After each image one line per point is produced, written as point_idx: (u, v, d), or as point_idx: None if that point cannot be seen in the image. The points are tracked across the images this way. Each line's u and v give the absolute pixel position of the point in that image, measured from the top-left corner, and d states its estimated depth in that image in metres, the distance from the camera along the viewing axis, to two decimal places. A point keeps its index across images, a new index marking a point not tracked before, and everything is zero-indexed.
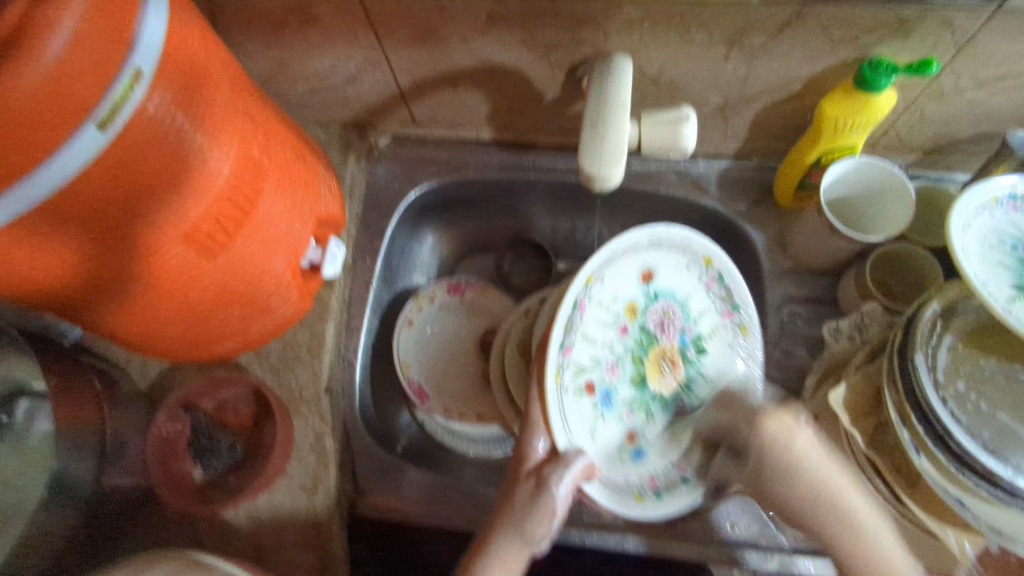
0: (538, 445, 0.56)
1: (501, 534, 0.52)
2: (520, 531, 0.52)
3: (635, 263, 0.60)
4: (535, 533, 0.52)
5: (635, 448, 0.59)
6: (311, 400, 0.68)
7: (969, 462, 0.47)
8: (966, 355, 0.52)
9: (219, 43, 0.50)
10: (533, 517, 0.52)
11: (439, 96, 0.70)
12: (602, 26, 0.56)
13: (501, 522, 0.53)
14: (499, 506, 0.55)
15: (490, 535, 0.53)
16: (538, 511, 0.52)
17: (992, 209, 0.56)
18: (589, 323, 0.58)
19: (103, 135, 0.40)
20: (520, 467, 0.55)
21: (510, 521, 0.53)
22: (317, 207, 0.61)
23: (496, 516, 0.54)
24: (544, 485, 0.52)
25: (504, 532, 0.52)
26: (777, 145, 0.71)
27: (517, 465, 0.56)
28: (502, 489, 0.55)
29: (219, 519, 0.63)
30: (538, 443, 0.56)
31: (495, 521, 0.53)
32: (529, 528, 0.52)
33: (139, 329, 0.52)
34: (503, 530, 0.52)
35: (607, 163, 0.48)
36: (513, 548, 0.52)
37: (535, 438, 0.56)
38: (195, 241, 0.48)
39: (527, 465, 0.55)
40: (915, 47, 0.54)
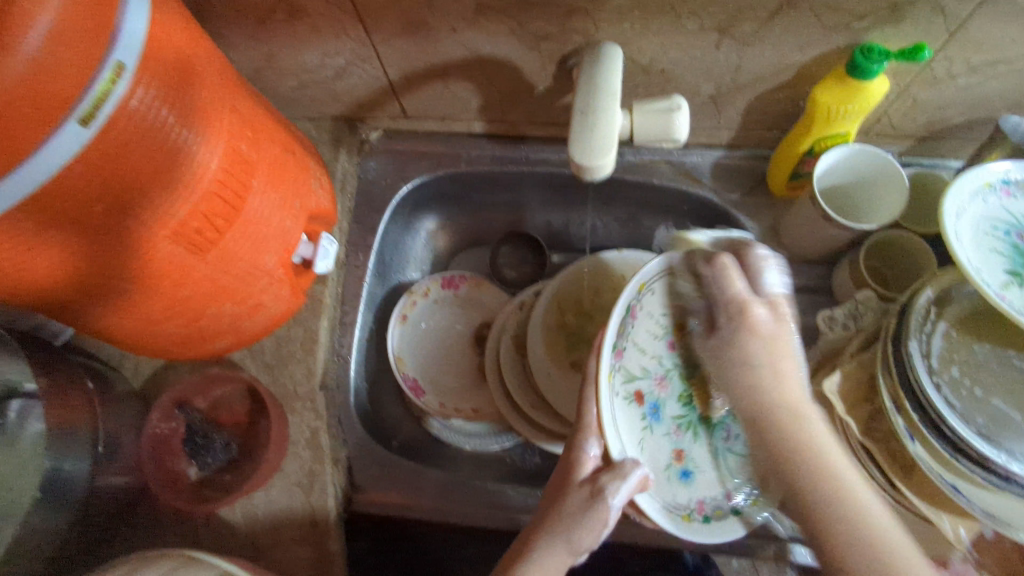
0: (591, 451, 0.54)
1: (546, 544, 0.51)
2: (568, 539, 0.50)
3: (693, 274, 0.54)
4: (583, 542, 0.50)
5: (682, 468, 0.53)
6: (305, 397, 0.68)
7: (964, 448, 0.47)
8: (961, 341, 0.52)
9: (204, 37, 0.49)
10: (584, 525, 0.50)
11: (430, 89, 0.69)
12: (592, 15, 0.55)
13: (547, 529, 0.52)
14: (547, 509, 0.53)
15: (535, 542, 0.51)
16: (588, 520, 0.50)
17: (986, 194, 0.55)
18: (642, 332, 0.53)
19: (85, 131, 0.39)
20: (572, 475, 0.53)
21: (557, 529, 0.51)
22: (308, 202, 0.61)
23: (545, 519, 0.52)
24: (599, 494, 0.50)
25: (549, 540, 0.51)
26: (769, 134, 0.70)
27: (569, 471, 0.54)
28: (550, 494, 0.54)
29: (216, 517, 0.63)
30: (591, 449, 0.54)
31: (545, 525, 0.52)
32: (579, 538, 0.50)
33: (130, 326, 0.52)
34: (547, 538, 0.51)
35: (598, 153, 0.47)
36: (556, 558, 0.50)
37: (588, 443, 0.54)
38: (183, 237, 0.47)
39: (582, 472, 0.53)
40: (906, 33, 0.53)
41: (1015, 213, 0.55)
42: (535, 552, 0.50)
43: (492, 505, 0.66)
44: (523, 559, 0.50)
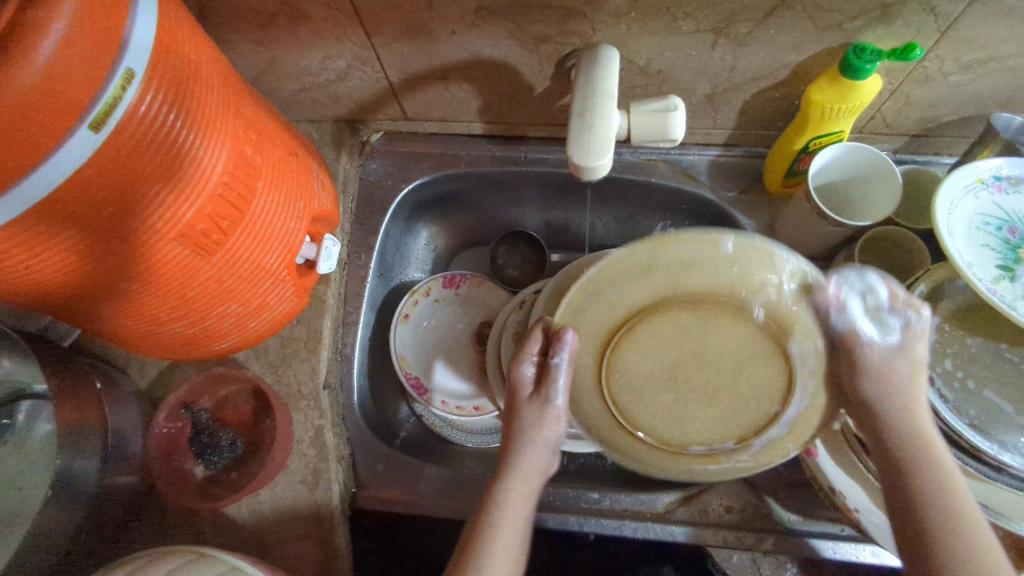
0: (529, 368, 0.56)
1: (511, 479, 0.53)
2: (535, 447, 0.54)
3: None
4: (548, 438, 0.54)
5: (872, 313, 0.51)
6: (310, 395, 0.69)
7: (955, 438, 0.49)
8: (953, 335, 0.53)
9: (208, 43, 0.50)
10: (543, 429, 0.54)
11: (430, 91, 0.70)
12: (589, 18, 0.56)
13: (512, 464, 0.54)
14: (508, 420, 0.57)
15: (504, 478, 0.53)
16: (547, 422, 0.54)
17: (978, 189, 0.56)
18: None
19: (95, 136, 0.40)
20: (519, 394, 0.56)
21: (522, 456, 0.54)
22: (311, 204, 0.62)
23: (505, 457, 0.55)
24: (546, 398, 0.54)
25: (522, 449, 0.54)
26: (765, 132, 0.71)
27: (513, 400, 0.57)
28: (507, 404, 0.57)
29: (222, 514, 0.64)
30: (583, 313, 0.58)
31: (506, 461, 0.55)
32: (539, 452, 0.54)
33: (137, 327, 0.53)
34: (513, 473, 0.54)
35: (596, 151, 0.48)
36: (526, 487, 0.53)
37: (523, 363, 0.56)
38: (190, 239, 0.48)
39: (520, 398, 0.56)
40: (899, 32, 0.54)
41: (1006, 208, 0.56)
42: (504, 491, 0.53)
43: None
44: (493, 506, 0.52)
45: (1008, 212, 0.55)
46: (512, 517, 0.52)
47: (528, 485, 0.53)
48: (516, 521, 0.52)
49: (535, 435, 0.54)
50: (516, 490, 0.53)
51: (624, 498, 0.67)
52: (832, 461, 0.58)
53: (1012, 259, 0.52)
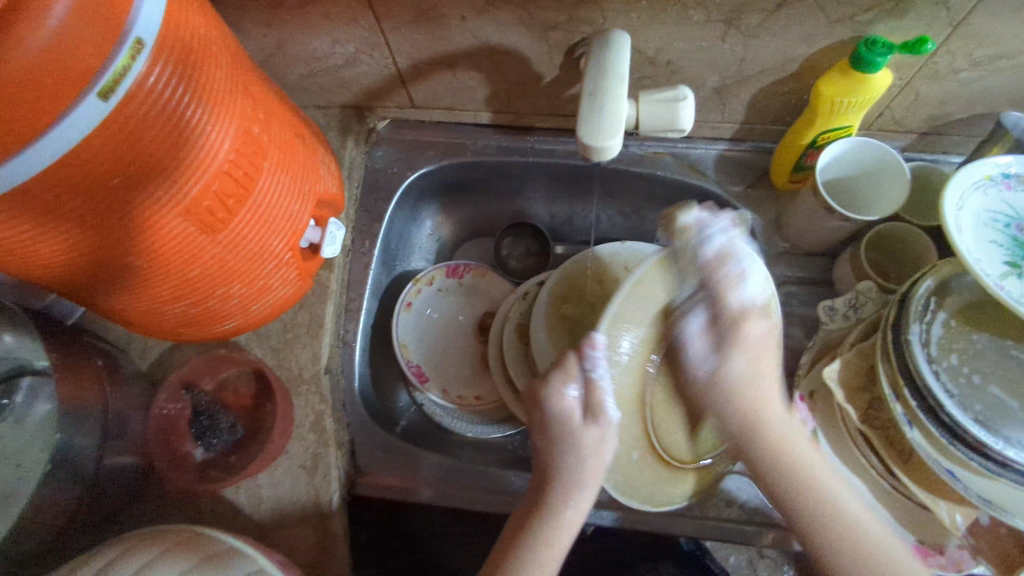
0: (569, 392, 0.54)
1: (557, 504, 0.52)
2: (585, 479, 0.53)
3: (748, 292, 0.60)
4: (591, 467, 0.53)
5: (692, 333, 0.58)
6: (310, 380, 0.69)
7: (960, 433, 0.48)
8: (959, 331, 0.52)
9: (218, 20, 0.50)
10: (589, 458, 0.53)
11: (438, 78, 0.70)
12: (600, 6, 0.56)
13: (557, 490, 0.53)
14: (546, 449, 0.54)
15: (549, 502, 0.52)
16: (595, 451, 0.53)
17: (985, 186, 0.56)
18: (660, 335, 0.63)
19: (103, 104, 0.40)
20: (562, 422, 0.53)
21: (567, 483, 0.53)
22: (317, 187, 0.62)
23: (545, 478, 0.54)
24: (592, 418, 0.54)
25: (573, 482, 0.53)
26: (773, 127, 0.71)
27: (550, 423, 0.54)
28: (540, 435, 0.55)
29: (220, 497, 0.63)
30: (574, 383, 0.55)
31: (547, 484, 0.53)
32: (583, 478, 0.53)
33: (140, 305, 0.53)
34: (557, 497, 0.52)
35: (604, 135, 0.48)
36: (572, 514, 0.52)
37: (565, 386, 0.54)
38: (195, 215, 0.48)
39: (564, 416, 0.53)
40: (911, 26, 0.54)
41: (1014, 205, 0.55)
42: (553, 512, 0.52)
43: (494, 491, 0.67)
44: (542, 522, 0.52)
45: (1016, 211, 0.55)
46: (557, 538, 0.51)
47: (575, 511, 0.52)
48: (562, 541, 0.52)
49: (580, 462, 0.53)
50: (564, 512, 0.52)
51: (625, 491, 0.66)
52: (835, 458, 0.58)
53: (1019, 256, 0.52)
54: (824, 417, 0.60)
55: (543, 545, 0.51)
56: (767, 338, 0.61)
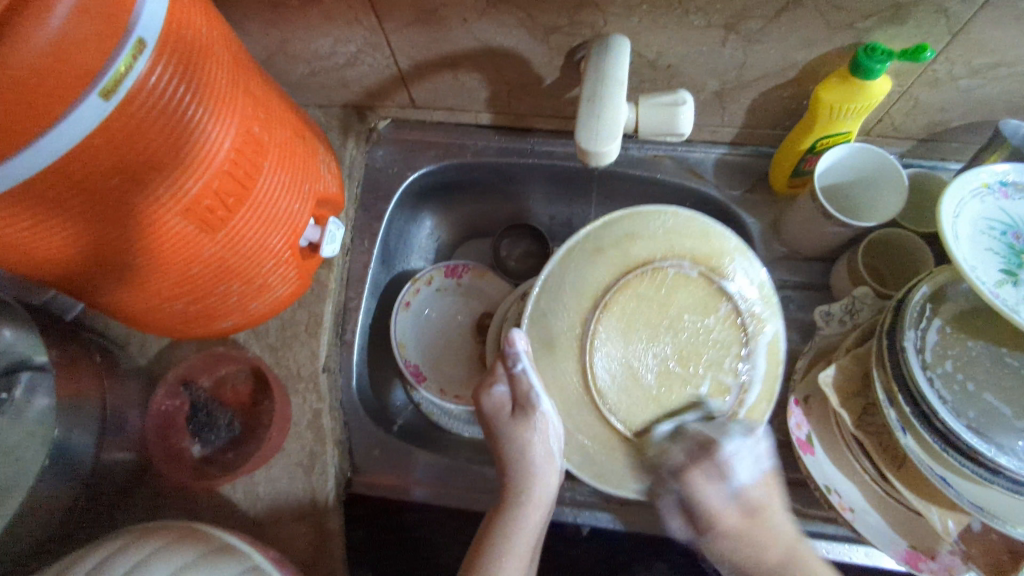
0: (499, 389, 0.58)
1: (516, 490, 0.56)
2: (533, 465, 0.56)
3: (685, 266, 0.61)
4: (538, 450, 0.56)
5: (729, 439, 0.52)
6: (308, 378, 0.69)
7: (953, 440, 0.49)
8: (955, 338, 0.53)
9: (220, 20, 0.50)
10: (536, 443, 0.56)
11: (439, 79, 0.70)
12: (601, 10, 0.56)
13: (513, 480, 0.56)
14: (494, 443, 0.59)
15: (508, 493, 0.56)
16: (537, 437, 0.56)
17: (983, 194, 0.56)
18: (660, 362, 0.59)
19: (105, 104, 0.40)
20: (499, 418, 0.57)
21: (524, 473, 0.56)
22: (317, 186, 0.62)
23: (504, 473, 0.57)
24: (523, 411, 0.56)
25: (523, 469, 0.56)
26: (773, 132, 0.71)
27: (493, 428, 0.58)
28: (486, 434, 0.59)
29: (216, 493, 0.64)
30: (499, 386, 0.58)
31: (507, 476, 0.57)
32: (533, 463, 0.56)
33: (139, 302, 0.53)
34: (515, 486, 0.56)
35: (602, 139, 0.48)
36: (532, 500, 0.55)
37: (494, 385, 0.58)
38: (195, 214, 0.48)
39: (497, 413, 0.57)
40: (910, 33, 0.54)
41: (1011, 214, 0.56)
42: (515, 501, 0.55)
43: (490, 490, 0.67)
44: (505, 512, 0.55)
45: (1013, 219, 0.55)
46: (524, 525, 0.54)
47: (535, 498, 0.55)
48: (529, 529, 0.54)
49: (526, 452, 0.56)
50: (523, 497, 0.55)
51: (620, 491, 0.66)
52: (829, 463, 0.58)
53: (1014, 265, 0.52)
54: (819, 421, 0.60)
55: (508, 535, 0.53)
56: (731, 306, 0.60)
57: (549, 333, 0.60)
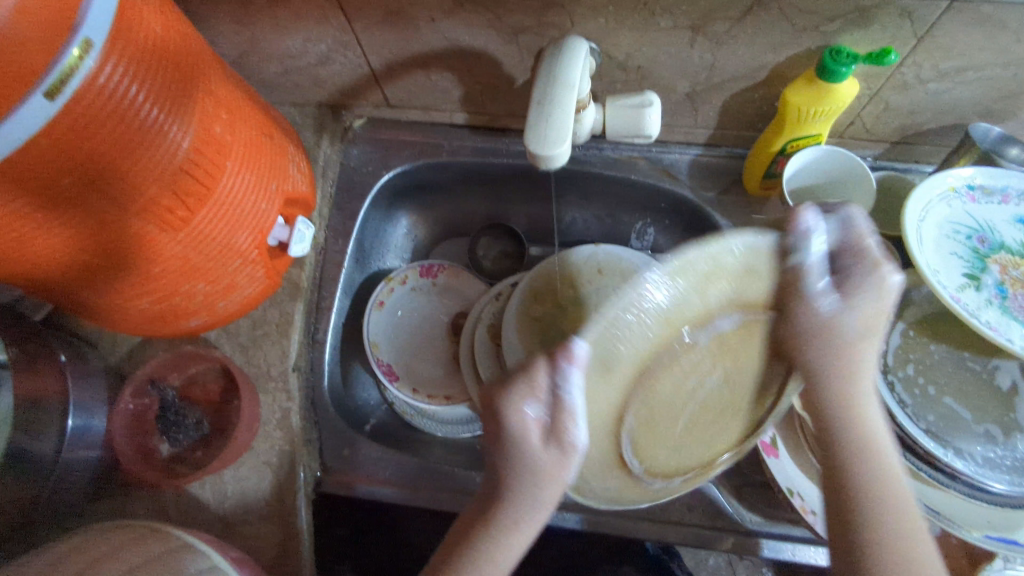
0: (531, 412, 0.44)
1: (504, 530, 0.45)
2: (539, 511, 0.44)
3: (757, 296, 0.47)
4: (550, 492, 0.43)
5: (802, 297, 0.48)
6: (278, 378, 0.69)
7: (911, 444, 0.49)
8: (917, 342, 0.53)
9: (181, 19, 0.51)
10: (548, 486, 0.43)
11: (411, 78, 0.70)
12: (567, 10, 0.56)
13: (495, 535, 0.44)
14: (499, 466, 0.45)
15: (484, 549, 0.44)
16: (563, 475, 0.43)
17: (952, 198, 0.56)
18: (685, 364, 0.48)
19: (51, 104, 0.40)
20: (526, 446, 0.43)
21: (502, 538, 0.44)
22: (285, 186, 0.62)
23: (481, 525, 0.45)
24: (557, 442, 0.43)
25: (524, 510, 0.44)
26: (745, 133, 0.71)
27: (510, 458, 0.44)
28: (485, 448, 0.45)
29: (184, 492, 0.64)
30: (529, 408, 0.44)
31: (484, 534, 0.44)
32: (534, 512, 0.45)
33: (102, 302, 0.54)
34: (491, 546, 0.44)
35: (552, 141, 0.48)
36: (519, 540, 0.45)
37: (526, 403, 0.43)
38: (152, 214, 0.48)
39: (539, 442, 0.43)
40: (876, 37, 0.54)
41: (979, 218, 0.55)
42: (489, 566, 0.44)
43: (458, 491, 0.68)
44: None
45: (981, 224, 0.55)
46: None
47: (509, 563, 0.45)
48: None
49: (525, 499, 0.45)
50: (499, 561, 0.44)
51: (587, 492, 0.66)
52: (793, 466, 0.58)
53: (977, 271, 0.52)
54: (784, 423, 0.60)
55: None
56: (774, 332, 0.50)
57: (612, 354, 0.43)
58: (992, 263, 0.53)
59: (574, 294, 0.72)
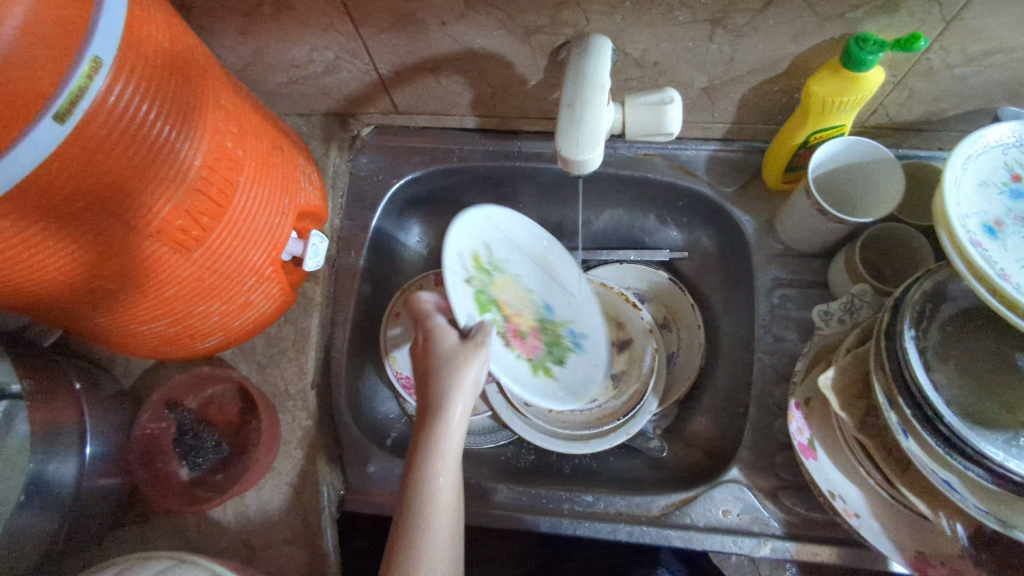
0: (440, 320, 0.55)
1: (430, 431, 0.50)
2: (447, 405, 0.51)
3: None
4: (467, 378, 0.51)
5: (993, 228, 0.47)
6: (297, 396, 0.68)
7: (960, 444, 0.46)
8: (956, 337, 0.51)
9: (189, 34, 0.49)
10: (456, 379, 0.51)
11: (420, 84, 0.68)
12: (582, 8, 0.54)
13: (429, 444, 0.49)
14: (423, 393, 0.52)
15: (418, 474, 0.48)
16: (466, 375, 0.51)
17: (1009, 146, 0.51)
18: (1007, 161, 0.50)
19: (60, 128, 0.39)
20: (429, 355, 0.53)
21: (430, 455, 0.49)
22: (298, 200, 0.60)
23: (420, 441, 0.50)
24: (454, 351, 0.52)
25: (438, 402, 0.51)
26: (764, 127, 0.69)
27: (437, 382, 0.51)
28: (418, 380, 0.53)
29: (207, 517, 0.63)
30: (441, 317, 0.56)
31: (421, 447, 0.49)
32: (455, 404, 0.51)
33: (115, 327, 0.52)
34: (420, 494, 0.47)
35: (584, 146, 0.47)
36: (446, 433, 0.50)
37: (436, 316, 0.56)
38: (167, 235, 0.47)
39: (445, 349, 0.53)
40: (903, 23, 0.53)
41: (1019, 176, 0.50)
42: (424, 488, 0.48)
43: (489, 506, 0.66)
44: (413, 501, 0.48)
45: (1016, 174, 0.50)
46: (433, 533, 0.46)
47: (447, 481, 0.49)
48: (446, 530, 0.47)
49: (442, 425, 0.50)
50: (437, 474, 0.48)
51: (619, 501, 0.64)
52: (833, 469, 0.56)
53: (983, 222, 0.47)
54: (821, 425, 0.57)
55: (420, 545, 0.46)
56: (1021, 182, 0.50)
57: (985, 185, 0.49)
58: (996, 218, 0.48)
59: (497, 264, 0.64)
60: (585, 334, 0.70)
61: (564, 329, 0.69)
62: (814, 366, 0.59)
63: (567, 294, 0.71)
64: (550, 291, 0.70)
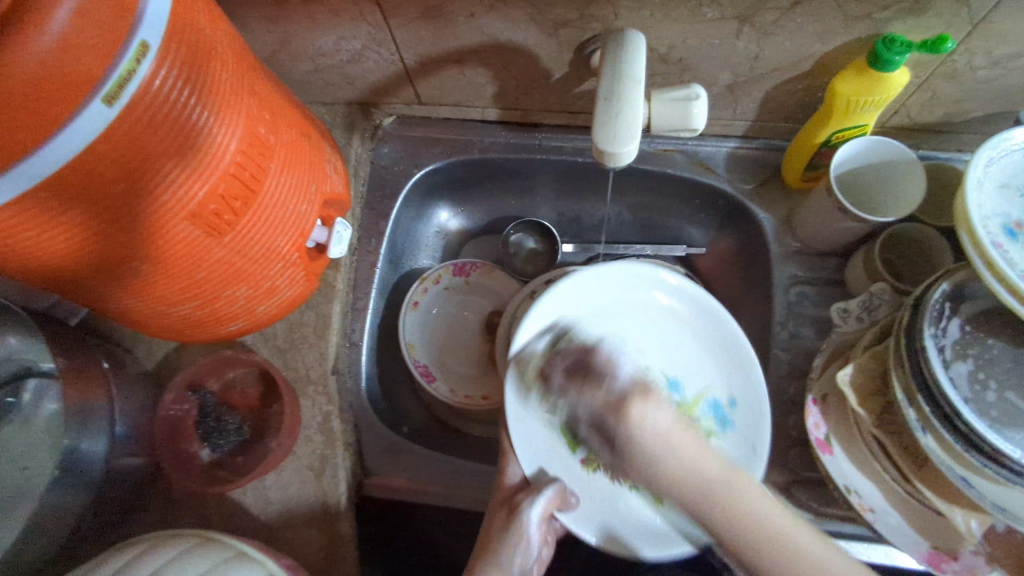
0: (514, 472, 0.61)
1: None
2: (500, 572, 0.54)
3: None
4: (512, 560, 0.54)
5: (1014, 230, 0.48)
6: (318, 381, 0.68)
7: (977, 441, 0.47)
8: (975, 337, 0.51)
9: (225, 21, 0.49)
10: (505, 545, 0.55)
11: (444, 76, 0.69)
12: (612, 3, 0.55)
13: None
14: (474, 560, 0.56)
15: None
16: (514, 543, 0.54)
17: None
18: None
19: (109, 109, 0.39)
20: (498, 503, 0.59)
21: None
22: (323, 187, 0.61)
23: None
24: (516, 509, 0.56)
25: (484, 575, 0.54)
26: (786, 125, 0.70)
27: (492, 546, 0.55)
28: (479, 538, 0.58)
29: (228, 499, 0.63)
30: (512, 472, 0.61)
31: None
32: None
33: (144, 308, 0.53)
34: None
35: (618, 140, 0.48)
36: None
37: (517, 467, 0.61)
38: (201, 219, 0.47)
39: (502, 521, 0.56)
40: (930, 25, 0.53)
41: None
42: None
43: None
44: None
45: None
46: None
47: None
48: None
49: None
50: None
51: None
52: (849, 464, 0.57)
53: (1004, 223, 0.48)
54: (838, 421, 0.58)
55: None
56: None
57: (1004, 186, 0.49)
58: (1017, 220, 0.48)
59: None
60: (739, 401, 0.62)
61: (700, 411, 0.62)
62: (832, 363, 0.60)
63: (700, 364, 0.64)
64: (681, 366, 0.64)
